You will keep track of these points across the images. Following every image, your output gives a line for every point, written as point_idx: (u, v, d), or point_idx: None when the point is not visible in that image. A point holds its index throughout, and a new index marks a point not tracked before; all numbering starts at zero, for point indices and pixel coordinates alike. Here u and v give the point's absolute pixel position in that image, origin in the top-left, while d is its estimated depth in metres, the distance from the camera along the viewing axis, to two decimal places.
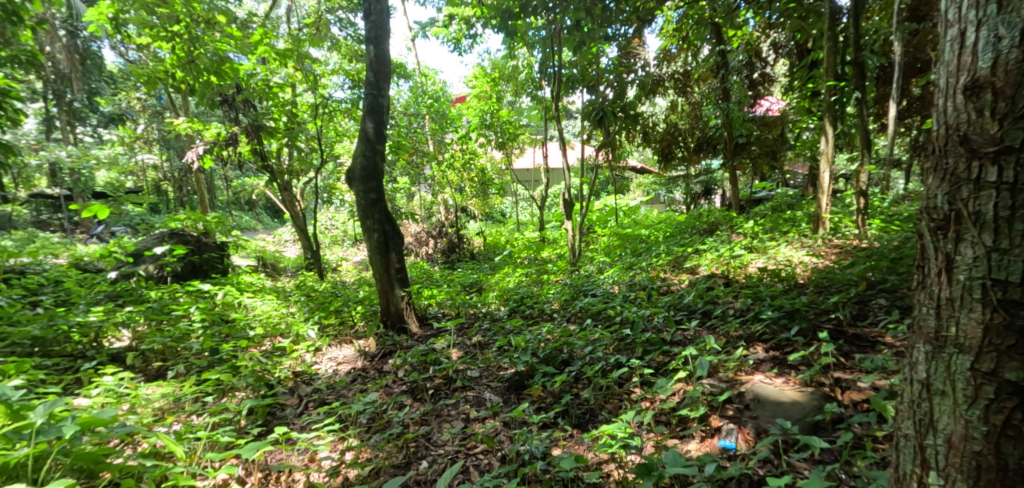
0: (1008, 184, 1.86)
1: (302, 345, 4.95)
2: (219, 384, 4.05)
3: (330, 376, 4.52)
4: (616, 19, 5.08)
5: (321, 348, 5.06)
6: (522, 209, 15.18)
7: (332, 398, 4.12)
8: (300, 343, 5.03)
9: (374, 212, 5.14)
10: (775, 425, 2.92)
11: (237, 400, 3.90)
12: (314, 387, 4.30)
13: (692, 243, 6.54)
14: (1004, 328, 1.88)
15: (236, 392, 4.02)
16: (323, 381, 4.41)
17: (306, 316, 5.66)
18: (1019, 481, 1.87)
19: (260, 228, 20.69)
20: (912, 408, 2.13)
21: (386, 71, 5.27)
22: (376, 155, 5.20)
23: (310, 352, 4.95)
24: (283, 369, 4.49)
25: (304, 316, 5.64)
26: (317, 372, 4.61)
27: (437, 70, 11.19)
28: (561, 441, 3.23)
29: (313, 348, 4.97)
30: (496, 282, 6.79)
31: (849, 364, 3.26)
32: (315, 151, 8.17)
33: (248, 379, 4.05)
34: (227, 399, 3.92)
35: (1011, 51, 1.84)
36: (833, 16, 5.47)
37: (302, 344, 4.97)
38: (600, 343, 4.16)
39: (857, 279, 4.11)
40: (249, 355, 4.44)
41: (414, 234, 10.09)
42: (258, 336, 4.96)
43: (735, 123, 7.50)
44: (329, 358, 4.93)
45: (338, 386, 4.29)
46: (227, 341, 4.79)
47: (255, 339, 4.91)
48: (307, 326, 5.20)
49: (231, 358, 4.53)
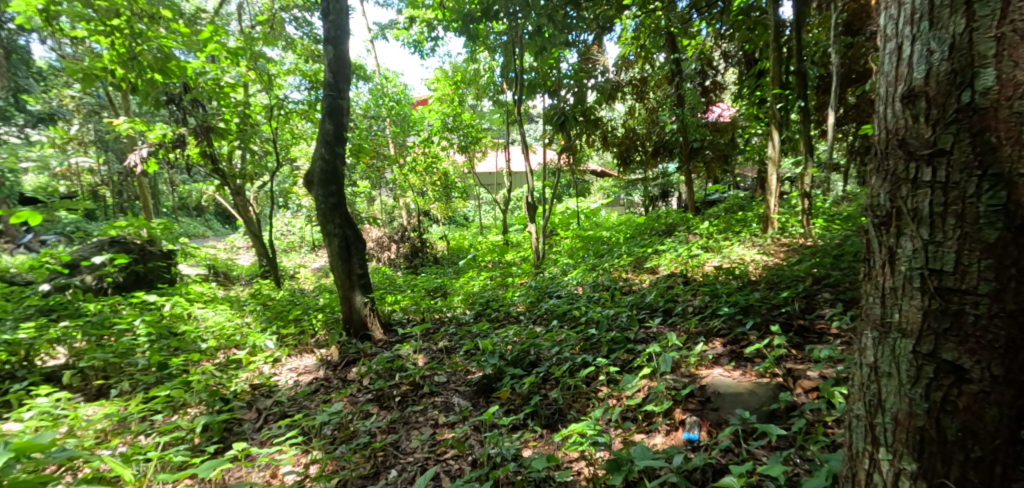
0: (943, 183, 1.74)
1: (259, 356, 4.88)
2: (169, 401, 3.93)
3: (291, 387, 4.45)
4: (576, 28, 5.21)
5: (280, 359, 5.00)
6: (485, 212, 15.42)
7: (294, 411, 4.06)
8: (258, 354, 4.95)
9: (334, 217, 5.07)
10: (735, 415, 3.02)
11: (189, 418, 3.80)
12: (274, 400, 4.23)
13: (653, 244, 6.72)
14: (940, 312, 1.77)
15: (188, 409, 3.92)
16: (283, 393, 4.35)
17: (264, 327, 5.55)
18: (958, 452, 1.77)
19: (208, 235, 20.12)
20: (861, 390, 2.01)
21: (345, 71, 5.21)
22: (335, 158, 5.12)
23: (269, 364, 4.88)
24: (239, 383, 4.40)
25: (261, 326, 5.53)
26: (277, 383, 4.54)
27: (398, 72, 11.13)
28: (531, 442, 3.27)
29: (271, 359, 4.90)
30: (461, 286, 6.81)
31: (800, 354, 3.41)
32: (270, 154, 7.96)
33: (201, 394, 3.97)
34: (178, 416, 3.82)
35: (943, 64, 1.73)
36: (777, 29, 5.68)
37: (260, 356, 4.90)
38: (566, 343, 4.24)
39: (803, 274, 4.32)
40: (200, 369, 4.34)
41: (375, 239, 10.07)
42: (211, 349, 4.85)
43: (690, 128, 7.80)
44: (289, 368, 4.87)
45: (300, 398, 4.23)
46: (176, 354, 4.67)
47: (207, 352, 4.79)
48: (264, 336, 5.10)
49: (181, 373, 4.41)
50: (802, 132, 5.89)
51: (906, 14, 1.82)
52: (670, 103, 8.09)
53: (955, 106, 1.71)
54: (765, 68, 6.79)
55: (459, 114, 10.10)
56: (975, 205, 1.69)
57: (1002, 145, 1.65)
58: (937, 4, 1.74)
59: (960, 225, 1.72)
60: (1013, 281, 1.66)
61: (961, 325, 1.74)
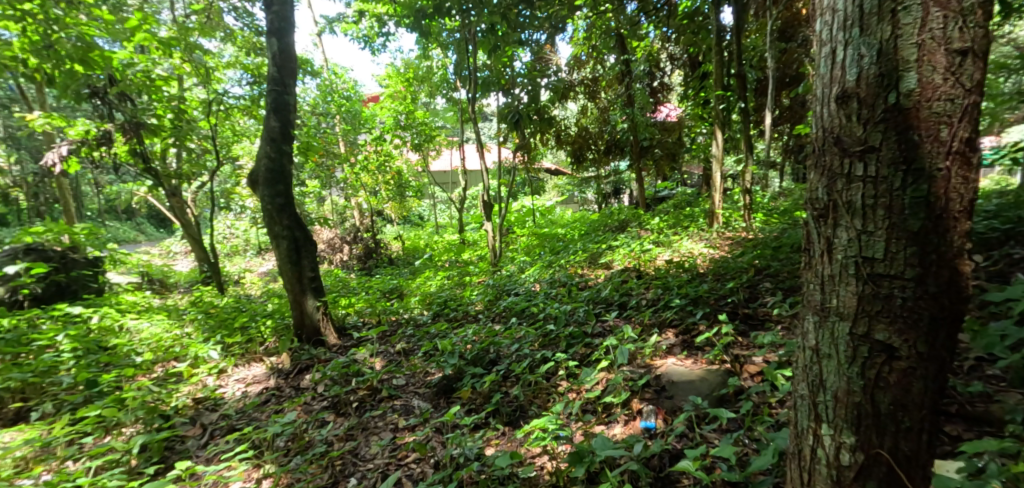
0: (873, 177, 1.86)
1: (203, 368, 4.73)
2: (101, 421, 3.76)
3: (239, 399, 4.33)
4: (529, 27, 5.24)
5: (225, 369, 4.86)
6: (440, 211, 15.35)
7: (243, 423, 3.96)
8: (201, 365, 4.81)
9: (282, 217, 4.95)
10: (689, 402, 3.14)
11: (125, 439, 3.64)
12: (221, 414, 4.12)
13: (607, 240, 6.86)
14: (872, 297, 1.88)
15: (122, 428, 3.73)
16: (230, 406, 4.24)
17: (206, 337, 5.35)
18: (891, 424, 1.90)
19: (141, 240, 19.14)
20: (805, 371, 2.10)
21: (292, 66, 5.08)
22: (282, 156, 5.01)
23: (213, 375, 4.74)
24: (180, 397, 4.25)
25: (203, 336, 5.35)
26: (223, 395, 4.42)
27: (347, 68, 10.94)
28: (493, 440, 3.30)
29: (216, 370, 4.76)
30: (418, 287, 6.77)
31: (746, 341, 3.57)
32: (209, 153, 7.67)
33: (137, 413, 3.77)
34: (110, 438, 3.62)
35: (872, 68, 1.84)
36: (719, 34, 5.88)
37: (204, 367, 4.75)
38: (525, 340, 4.30)
39: (746, 265, 4.52)
40: (137, 385, 4.17)
41: (327, 240, 9.92)
42: (148, 362, 4.65)
43: (640, 127, 7.99)
44: (237, 379, 4.75)
45: (250, 410, 4.14)
46: (107, 370, 4.45)
47: (142, 367, 4.57)
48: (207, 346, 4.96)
49: (113, 390, 4.23)
50: (741, 132, 6.13)
51: (839, 21, 1.93)
52: (620, 103, 8.27)
53: (883, 105, 1.83)
54: (708, 71, 7.03)
55: (411, 112, 9.97)
56: (900, 197, 1.82)
57: (923, 143, 1.78)
58: (867, 12, 1.85)
59: (888, 216, 1.84)
60: (933, 266, 1.80)
61: (891, 308, 1.86)
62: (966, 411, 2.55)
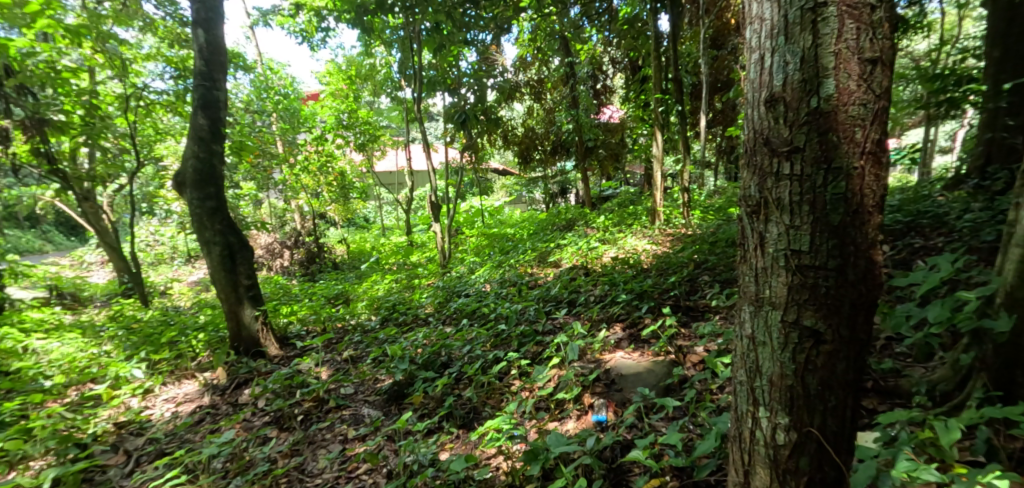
0: (799, 175, 1.88)
1: (125, 389, 4.49)
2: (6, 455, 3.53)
3: (167, 421, 4.15)
4: (474, 26, 5.24)
5: (151, 389, 4.64)
6: (387, 213, 15.16)
7: (172, 447, 3.81)
8: (123, 385, 4.56)
9: (213, 222, 4.78)
10: (637, 393, 3.23)
11: (33, 474, 3.47)
12: (148, 438, 3.94)
13: (555, 238, 6.97)
14: (800, 285, 1.92)
15: (30, 462, 3.55)
16: (158, 429, 4.04)
17: (128, 354, 5.06)
18: (821, 403, 1.94)
19: (49, 252, 17.77)
20: (742, 359, 2.13)
21: (220, 59, 4.89)
22: (212, 156, 4.81)
23: (137, 396, 4.51)
24: (100, 423, 4.02)
25: (125, 353, 5.05)
26: (149, 418, 4.22)
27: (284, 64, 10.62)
28: (448, 444, 3.30)
29: (141, 390, 4.53)
30: (365, 291, 6.67)
31: (688, 332, 3.72)
32: (129, 151, 7.19)
33: (48, 443, 3.60)
34: (17, 473, 3.45)
35: (797, 74, 1.86)
36: (657, 40, 6.06)
37: (126, 388, 4.51)
38: (477, 341, 4.32)
39: (687, 259, 4.69)
40: (47, 412, 3.92)
41: (265, 246, 9.61)
42: (59, 387, 4.36)
43: (585, 129, 8.22)
44: (165, 399, 4.55)
45: (182, 432, 3.97)
46: (12, 398, 4.12)
47: (51, 391, 4.31)
48: (130, 365, 4.71)
49: (17, 420, 3.94)
50: (678, 133, 6.34)
51: (766, 30, 1.94)
52: (565, 104, 8.44)
53: (807, 109, 1.85)
54: (647, 75, 7.24)
55: (354, 111, 9.85)
56: (823, 193, 1.85)
57: (841, 144, 1.82)
58: (791, 22, 1.87)
59: (813, 211, 1.87)
60: (852, 256, 1.85)
61: (818, 296, 1.89)
62: (880, 385, 2.80)
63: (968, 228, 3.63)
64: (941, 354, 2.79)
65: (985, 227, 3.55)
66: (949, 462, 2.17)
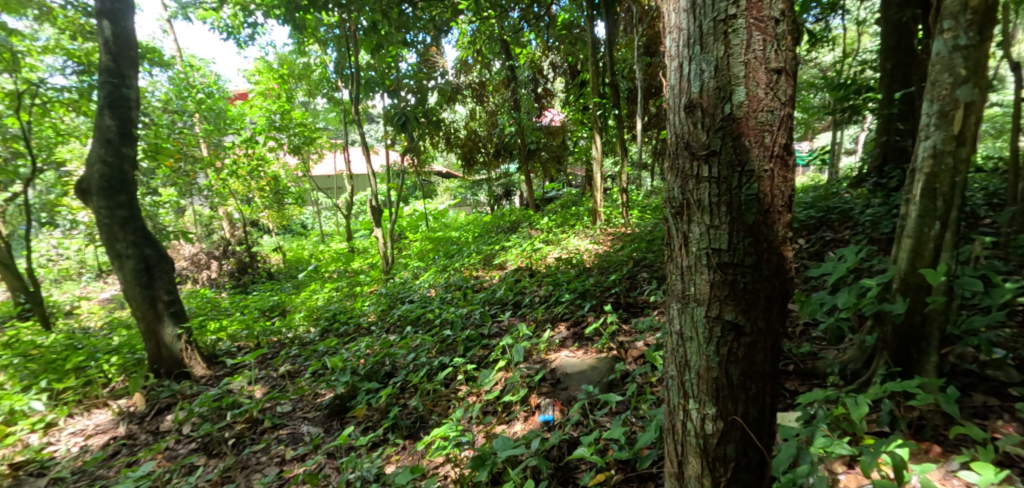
0: (716, 178, 1.94)
1: (24, 424, 4.14)
2: None
3: (76, 456, 3.86)
4: (413, 26, 5.15)
5: (55, 422, 4.30)
6: (325, 218, 14.82)
7: (85, 484, 3.54)
8: (21, 420, 4.20)
9: (123, 233, 4.56)
10: (582, 391, 3.30)
11: None
12: (53, 477, 3.64)
13: (499, 241, 7.00)
14: (721, 283, 1.96)
15: None
16: (65, 466, 3.75)
17: (26, 384, 4.61)
18: (744, 393, 1.99)
19: None
20: (673, 354, 2.16)
21: (131, 54, 4.65)
22: (121, 160, 4.57)
23: (39, 432, 4.17)
24: None
25: (23, 384, 4.61)
26: (54, 454, 3.91)
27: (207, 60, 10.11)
28: (394, 456, 3.26)
29: (42, 425, 4.19)
30: (302, 302, 6.49)
31: (629, 328, 3.83)
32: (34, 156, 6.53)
33: None
34: None
35: (711, 82, 1.92)
36: (595, 45, 6.17)
37: (25, 422, 4.15)
38: (422, 348, 4.28)
39: (626, 258, 4.82)
40: None
41: (191, 257, 9.18)
42: None
43: (527, 131, 8.39)
44: (71, 432, 4.23)
45: (94, 466, 3.70)
46: None
47: None
48: (27, 398, 4.34)
49: None
50: (616, 136, 6.50)
51: (683, 39, 1.99)
52: (508, 107, 8.60)
53: (721, 114, 1.91)
54: (586, 80, 7.38)
55: (287, 111, 9.50)
56: (738, 194, 1.91)
57: (752, 148, 1.89)
58: (705, 32, 1.93)
59: (730, 212, 1.93)
60: (766, 253, 1.92)
61: (737, 292, 1.95)
62: (800, 368, 3.01)
63: (870, 221, 3.98)
64: (850, 336, 3.00)
65: (885, 220, 3.89)
66: (860, 435, 2.39)
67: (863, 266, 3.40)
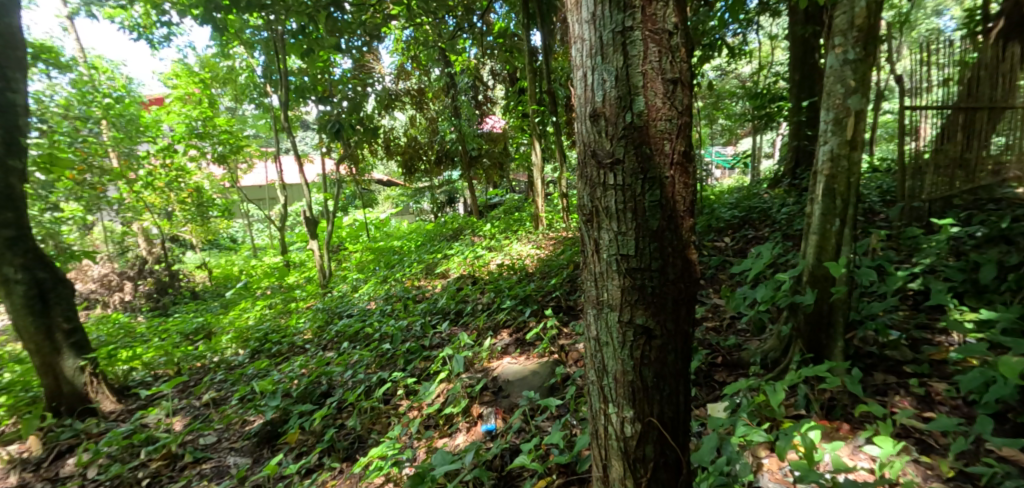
0: (621, 185, 1.93)
1: None
2: None
3: None
4: (345, 30, 5.00)
5: None
6: (257, 230, 14.34)
7: None
8: None
9: (14, 254, 4.22)
10: (523, 397, 3.30)
11: None
12: None
13: (442, 249, 6.95)
14: (631, 288, 1.96)
15: None
16: None
17: None
18: (657, 395, 2.01)
19: None
20: (591, 359, 2.13)
21: (15, 55, 4.29)
22: (7, 172, 4.20)
23: None
24: None
25: None
26: None
27: (116, 63, 9.51)
28: (330, 482, 3.16)
29: None
30: (230, 323, 6.22)
31: (568, 330, 3.87)
32: None
33: None
34: None
35: (613, 91, 1.92)
36: (531, 53, 6.24)
37: None
38: (361, 364, 4.19)
39: (567, 262, 4.87)
40: None
41: (99, 279, 8.43)
42: None
43: (468, 138, 8.59)
44: None
45: None
46: None
47: None
48: None
49: None
50: (554, 142, 6.58)
51: (586, 49, 1.97)
52: (448, 114, 8.60)
53: (623, 123, 1.91)
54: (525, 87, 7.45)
55: (210, 118, 9.25)
56: (641, 201, 1.92)
57: (653, 155, 1.91)
58: (605, 42, 1.92)
59: (635, 219, 1.93)
60: (671, 257, 1.94)
61: (647, 296, 1.95)
62: (727, 359, 3.12)
63: (785, 219, 4.24)
64: (770, 326, 3.14)
65: (799, 218, 4.14)
66: (778, 419, 2.53)
67: (779, 261, 3.59)
